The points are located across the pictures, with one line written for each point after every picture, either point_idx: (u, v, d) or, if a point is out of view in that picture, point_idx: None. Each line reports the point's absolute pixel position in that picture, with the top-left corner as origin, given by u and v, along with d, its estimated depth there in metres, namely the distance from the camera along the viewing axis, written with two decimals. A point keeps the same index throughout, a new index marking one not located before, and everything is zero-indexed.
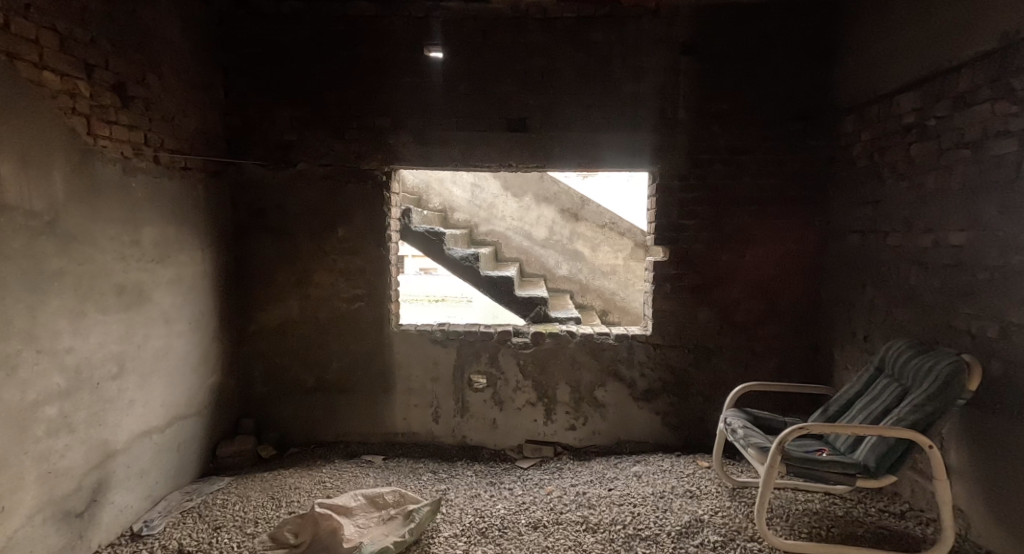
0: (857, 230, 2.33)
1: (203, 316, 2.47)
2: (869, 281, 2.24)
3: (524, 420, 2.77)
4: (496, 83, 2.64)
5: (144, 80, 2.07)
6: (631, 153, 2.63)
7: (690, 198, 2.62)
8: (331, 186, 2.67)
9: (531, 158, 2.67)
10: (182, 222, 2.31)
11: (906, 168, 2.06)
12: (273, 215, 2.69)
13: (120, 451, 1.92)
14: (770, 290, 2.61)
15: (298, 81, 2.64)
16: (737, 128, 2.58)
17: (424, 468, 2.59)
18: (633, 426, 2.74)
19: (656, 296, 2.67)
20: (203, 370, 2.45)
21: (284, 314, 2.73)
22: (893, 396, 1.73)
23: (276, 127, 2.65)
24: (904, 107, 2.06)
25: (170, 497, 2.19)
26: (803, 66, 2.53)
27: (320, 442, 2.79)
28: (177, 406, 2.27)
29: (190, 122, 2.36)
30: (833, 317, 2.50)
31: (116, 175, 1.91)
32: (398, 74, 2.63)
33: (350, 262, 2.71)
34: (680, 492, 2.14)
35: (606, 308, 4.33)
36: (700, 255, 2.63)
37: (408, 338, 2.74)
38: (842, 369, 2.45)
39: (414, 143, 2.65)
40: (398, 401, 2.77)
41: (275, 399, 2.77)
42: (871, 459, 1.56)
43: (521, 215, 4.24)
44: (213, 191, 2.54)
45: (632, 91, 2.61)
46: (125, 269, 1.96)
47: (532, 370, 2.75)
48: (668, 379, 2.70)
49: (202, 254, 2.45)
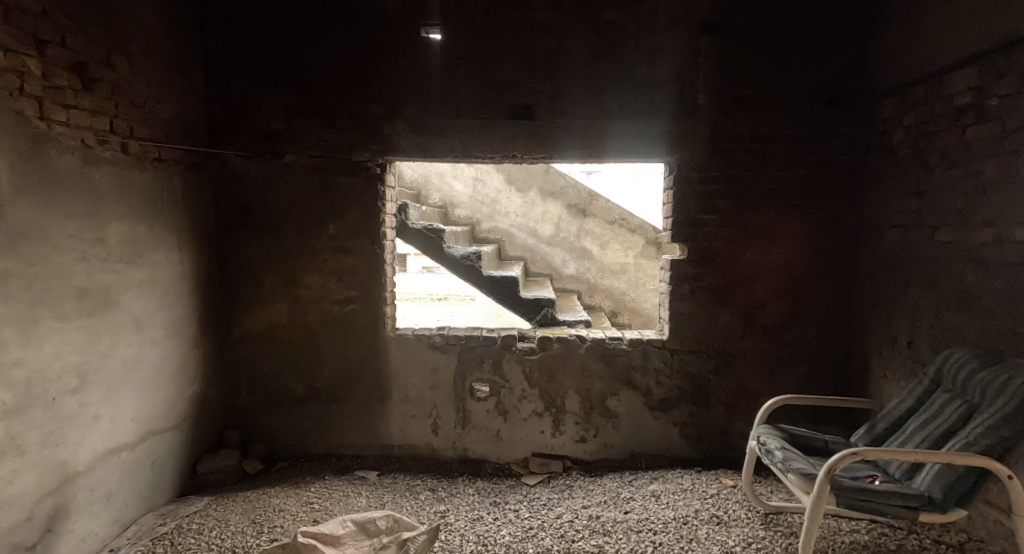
0: (898, 225, 2.11)
1: (182, 322, 2.27)
2: (915, 282, 2.02)
3: (530, 432, 2.57)
4: (499, 66, 2.42)
5: (110, 61, 1.86)
6: (647, 143, 2.42)
7: (709, 190, 2.40)
8: (321, 179, 2.47)
9: (536, 148, 2.45)
10: (156, 219, 2.11)
11: (960, 156, 1.84)
12: (259, 211, 2.49)
13: (82, 473, 1.72)
14: (797, 290, 2.39)
15: (284, 64, 2.43)
16: (762, 114, 2.36)
17: (421, 485, 2.39)
18: (649, 438, 2.53)
19: (673, 297, 2.45)
20: (181, 380, 2.25)
21: (271, 318, 2.54)
22: (958, 415, 1.51)
23: (261, 115, 2.45)
24: (957, 86, 1.84)
25: (142, 520, 1.99)
26: (838, 45, 2.30)
27: (310, 455, 2.59)
28: (151, 420, 2.07)
29: (163, 109, 2.15)
30: (868, 320, 2.29)
31: (76, 165, 1.71)
32: (393, 58, 2.42)
33: (342, 262, 2.51)
34: (704, 518, 1.94)
35: (615, 309, 4.13)
36: (721, 253, 2.41)
37: (405, 343, 2.54)
38: (880, 379, 2.23)
39: (411, 133, 2.45)
40: (395, 411, 2.57)
41: (262, 410, 2.57)
42: (936, 489, 1.35)
43: (526, 211, 4.01)
44: (191, 184, 2.33)
45: (647, 74, 2.39)
46: (87, 271, 1.76)
47: (539, 377, 2.54)
48: (687, 388, 2.49)
49: (179, 253, 2.24)
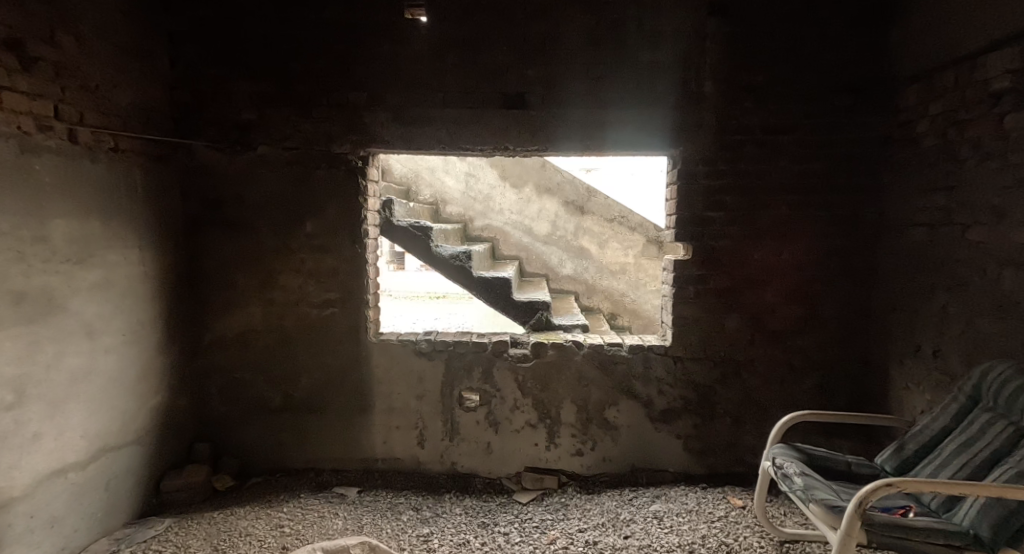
0: (923, 223, 1.94)
1: (143, 328, 2.08)
2: (943, 285, 1.85)
3: (523, 444, 2.39)
4: (490, 50, 2.24)
5: (53, 39, 1.67)
6: (648, 134, 2.24)
7: (717, 185, 2.22)
8: (297, 172, 2.29)
9: (529, 140, 2.27)
10: (112, 215, 1.92)
11: (995, 146, 1.67)
12: (230, 207, 2.30)
13: (20, 498, 1.54)
14: (811, 293, 2.21)
15: (257, 49, 2.24)
16: (773, 103, 2.18)
17: (405, 504, 2.21)
18: (650, 451, 2.36)
19: (676, 301, 2.28)
20: (142, 391, 2.07)
21: (245, 323, 2.35)
22: (1005, 440, 1.33)
23: (232, 103, 2.26)
24: (993, 69, 1.66)
25: (94, 547, 1.81)
26: (856, 28, 2.12)
27: (287, 469, 2.41)
28: (106, 435, 1.89)
29: (120, 95, 1.96)
30: (888, 327, 2.11)
31: (11, 154, 1.53)
32: (375, 41, 2.23)
33: (321, 262, 2.32)
34: (712, 546, 1.79)
35: (614, 310, 3.97)
36: (729, 253, 2.23)
37: (388, 349, 2.36)
38: (902, 390, 2.06)
39: (394, 123, 2.27)
40: (378, 422, 2.40)
41: (234, 421, 2.39)
42: (984, 527, 1.18)
43: (521, 209, 3.82)
44: (155, 177, 2.15)
45: (649, 59, 2.21)
46: (26, 273, 1.58)
47: (532, 386, 2.36)
48: (691, 398, 2.31)
49: (139, 252, 2.06)
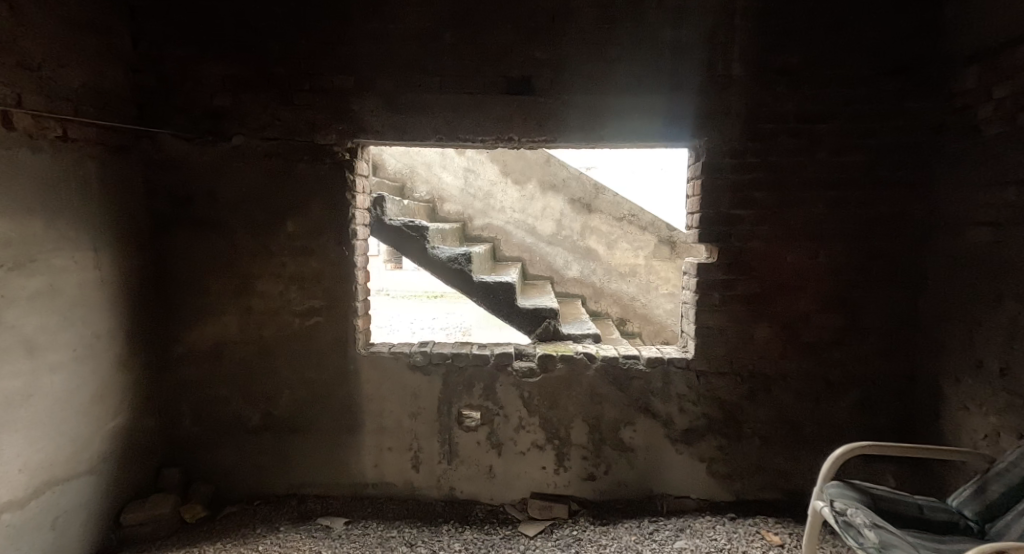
0: (987, 223, 1.71)
1: (100, 341, 1.84)
2: (1013, 293, 1.62)
3: (528, 468, 2.15)
4: (491, 29, 1.99)
5: None
6: (668, 123, 2.00)
7: (746, 180, 1.98)
8: (276, 165, 2.04)
9: (536, 130, 2.03)
10: (59, 214, 1.68)
11: None
12: (201, 205, 2.05)
13: None
14: (851, 301, 1.98)
15: (229, 26, 1.99)
16: (811, 88, 1.94)
17: (397, 539, 1.97)
18: (670, 476, 2.12)
19: (701, 309, 2.04)
20: (98, 413, 1.83)
21: (218, 334, 2.11)
22: None
23: (203, 88, 2.01)
24: None
25: None
26: (905, 2, 1.88)
27: (266, 496, 2.17)
28: (52, 465, 1.65)
29: (70, 75, 1.71)
30: (941, 339, 1.88)
31: None
32: (363, 19, 1.99)
33: (303, 266, 2.08)
34: None
35: (623, 315, 3.75)
36: (760, 256, 1.99)
37: (379, 363, 2.12)
38: (958, 411, 1.82)
39: (384, 110, 2.02)
40: (368, 443, 2.15)
41: (208, 442, 2.14)
42: None
43: (523, 207, 3.57)
44: (114, 170, 1.90)
45: (671, 39, 1.97)
46: None
47: (539, 403, 2.12)
48: (716, 417, 2.08)
49: (95, 256, 1.81)
